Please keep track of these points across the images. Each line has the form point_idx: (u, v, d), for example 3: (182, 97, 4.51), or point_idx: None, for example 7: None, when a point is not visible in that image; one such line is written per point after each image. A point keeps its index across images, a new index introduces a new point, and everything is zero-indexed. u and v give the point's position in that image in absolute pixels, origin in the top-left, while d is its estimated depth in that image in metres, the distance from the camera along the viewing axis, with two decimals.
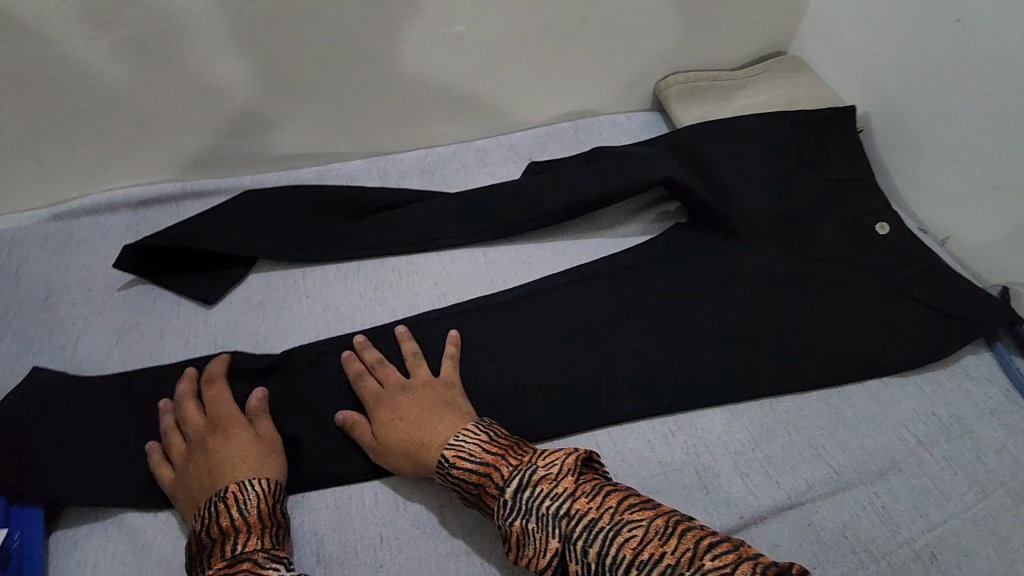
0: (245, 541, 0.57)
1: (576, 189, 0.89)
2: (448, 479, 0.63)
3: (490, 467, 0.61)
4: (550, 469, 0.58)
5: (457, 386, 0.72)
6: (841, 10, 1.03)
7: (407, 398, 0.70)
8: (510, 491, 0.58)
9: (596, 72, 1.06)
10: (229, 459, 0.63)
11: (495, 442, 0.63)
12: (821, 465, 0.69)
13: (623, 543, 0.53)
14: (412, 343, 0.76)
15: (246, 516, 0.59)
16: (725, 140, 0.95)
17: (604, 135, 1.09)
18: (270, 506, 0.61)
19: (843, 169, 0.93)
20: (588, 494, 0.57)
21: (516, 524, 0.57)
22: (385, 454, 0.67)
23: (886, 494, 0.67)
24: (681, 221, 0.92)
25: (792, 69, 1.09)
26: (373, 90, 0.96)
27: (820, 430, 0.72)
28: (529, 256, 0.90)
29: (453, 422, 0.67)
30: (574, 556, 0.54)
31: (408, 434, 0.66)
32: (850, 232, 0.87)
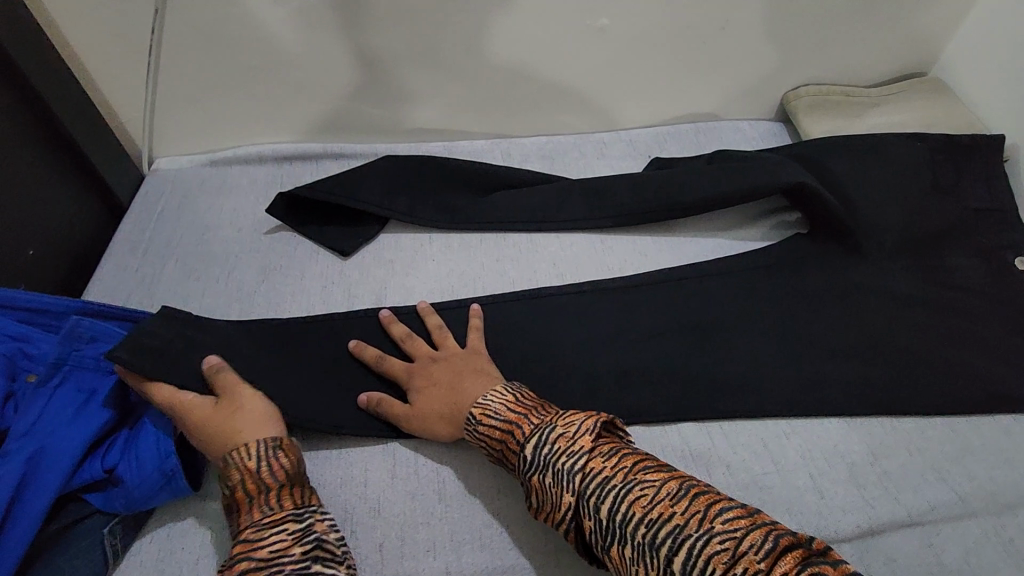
0: (240, 520, 0.56)
1: (701, 186, 0.90)
2: (475, 435, 0.65)
3: (512, 425, 0.62)
4: (568, 428, 0.58)
5: (484, 354, 0.74)
6: (995, 36, 0.99)
7: (438, 365, 0.72)
8: (530, 447, 0.59)
9: (726, 76, 1.06)
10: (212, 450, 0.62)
11: (520, 402, 0.64)
12: (945, 489, 0.67)
13: (633, 501, 0.52)
14: (434, 317, 0.78)
15: (235, 495, 0.58)
16: (858, 157, 0.94)
17: (724, 140, 1.09)
18: (252, 475, 0.58)
19: (982, 198, 0.90)
20: (603, 453, 0.56)
21: (534, 479, 0.58)
22: (420, 418, 0.69)
23: (1016, 528, 0.64)
24: (802, 230, 0.91)
25: (932, 91, 1.06)
26: (510, 73, 1.01)
27: (944, 455, 0.70)
28: (646, 248, 0.91)
29: (484, 384, 0.69)
30: (588, 511, 0.54)
31: (439, 401, 0.69)
32: (985, 263, 0.84)
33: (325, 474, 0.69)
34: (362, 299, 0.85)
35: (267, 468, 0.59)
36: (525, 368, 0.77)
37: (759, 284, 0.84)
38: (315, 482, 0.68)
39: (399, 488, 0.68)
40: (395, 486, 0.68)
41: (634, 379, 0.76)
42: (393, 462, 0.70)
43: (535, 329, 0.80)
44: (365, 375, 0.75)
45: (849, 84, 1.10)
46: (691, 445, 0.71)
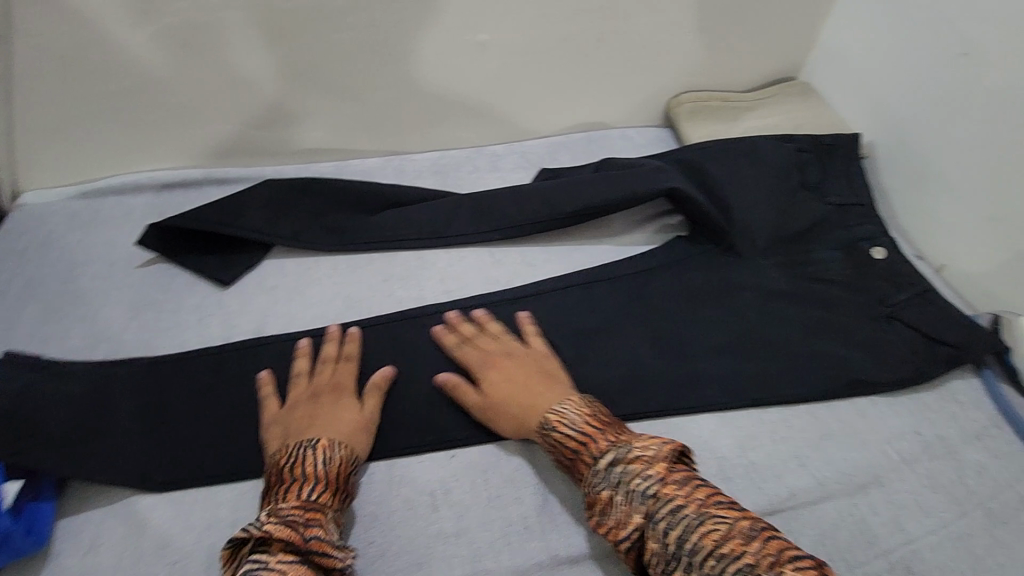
0: (319, 493, 0.63)
1: (583, 196, 0.92)
2: (547, 439, 0.69)
3: (589, 437, 0.66)
4: (645, 452, 0.63)
5: (555, 357, 0.78)
6: (850, 39, 1.05)
7: (511, 363, 0.76)
8: (605, 463, 0.63)
9: (611, 87, 1.09)
10: (323, 418, 0.69)
11: (596, 417, 0.69)
12: (805, 475, 0.70)
13: (704, 533, 0.57)
14: (496, 323, 0.81)
15: (326, 471, 0.64)
16: (730, 161, 0.99)
17: (614, 147, 1.12)
18: (346, 470, 0.66)
19: (843, 194, 0.96)
20: (678, 482, 0.61)
21: (604, 493, 0.63)
22: (493, 413, 0.73)
23: (867, 506, 0.68)
24: (681, 233, 0.94)
25: (801, 93, 1.12)
26: (395, 91, 1.00)
27: (806, 441, 0.73)
28: (534, 258, 0.92)
29: (557, 393, 0.72)
30: (654, 533, 0.59)
31: (516, 396, 0.72)
32: (846, 255, 0.90)
33: (185, 521, 0.66)
34: (241, 329, 0.82)
35: (352, 472, 0.67)
36: (410, 390, 0.77)
37: (641, 289, 0.86)
38: (181, 526, 0.65)
39: None
40: None
41: None
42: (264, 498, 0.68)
43: (419, 350, 0.80)
44: (242, 408, 0.73)
45: (729, 90, 1.15)
46: None
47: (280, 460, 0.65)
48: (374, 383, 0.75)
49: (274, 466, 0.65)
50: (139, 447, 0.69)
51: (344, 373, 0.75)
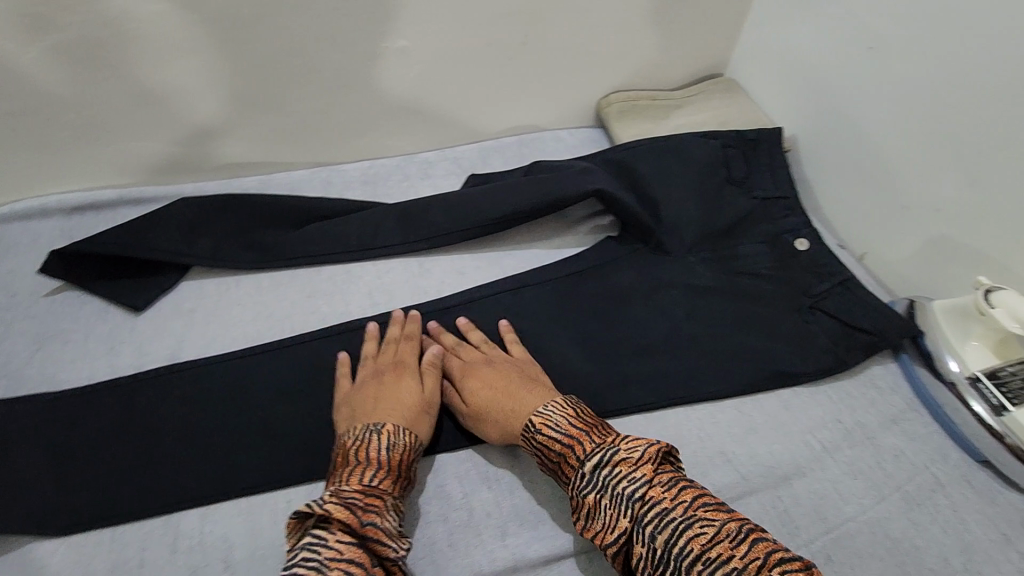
0: (381, 478, 0.62)
1: (510, 201, 0.91)
2: (534, 443, 0.67)
3: (575, 439, 0.64)
4: (630, 453, 0.60)
5: (534, 363, 0.77)
6: (770, 35, 1.07)
7: (491, 369, 0.74)
8: (589, 465, 0.61)
9: (540, 90, 1.09)
10: (387, 402, 0.70)
11: (581, 419, 0.66)
12: (729, 471, 0.71)
13: (693, 536, 0.53)
14: (478, 332, 0.80)
15: (389, 456, 0.64)
16: (658, 159, 0.99)
17: (546, 149, 1.11)
18: (405, 458, 0.66)
19: (768, 187, 0.98)
20: (664, 484, 0.58)
21: (589, 497, 0.60)
22: (478, 419, 0.72)
23: (790, 497, 0.68)
24: (611, 234, 0.95)
25: (727, 90, 1.13)
26: (317, 100, 0.97)
27: (731, 437, 0.74)
28: (464, 266, 0.91)
29: (541, 395, 0.71)
30: (642, 537, 0.56)
31: (498, 401, 0.71)
32: (771, 248, 0.91)
33: (90, 566, 0.63)
34: (155, 357, 0.78)
35: (411, 461, 0.66)
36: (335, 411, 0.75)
37: (571, 293, 0.86)
38: (82, 572, 0.62)
39: (179, 565, 0.63)
40: (176, 561, 0.64)
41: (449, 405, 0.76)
42: (172, 536, 0.65)
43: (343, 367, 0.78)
44: (154, 443, 0.70)
45: (658, 88, 1.16)
46: (496, 463, 0.73)
47: (347, 442, 0.65)
48: (426, 364, 0.75)
49: (341, 447, 0.65)
50: (41, 492, 0.66)
51: (405, 358, 0.76)
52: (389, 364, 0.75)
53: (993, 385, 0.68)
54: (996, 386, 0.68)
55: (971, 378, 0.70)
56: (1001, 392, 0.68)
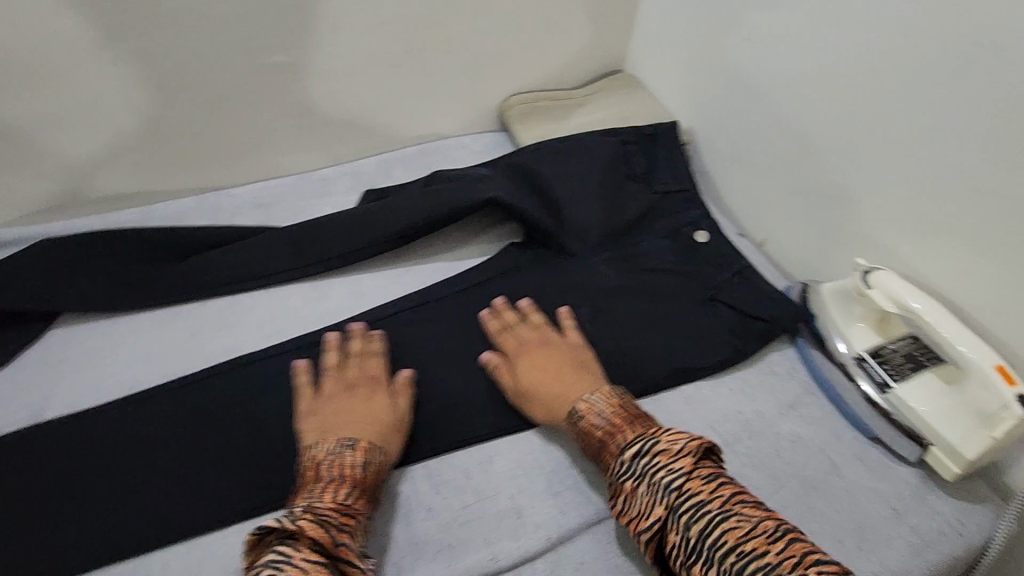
0: (353, 497, 0.62)
1: (405, 215, 0.88)
2: (576, 427, 0.70)
3: (617, 428, 0.67)
4: (671, 446, 0.62)
5: (587, 348, 0.78)
6: (660, 29, 1.08)
7: (544, 351, 0.77)
8: (629, 454, 0.63)
9: (437, 98, 1.06)
10: (365, 417, 0.70)
11: (625, 409, 0.69)
12: None
13: (728, 529, 0.55)
14: (539, 315, 0.81)
15: (364, 475, 0.64)
16: (558, 160, 0.98)
17: (450, 157, 1.08)
18: (376, 477, 0.66)
19: (669, 182, 0.98)
20: (703, 477, 0.59)
21: (628, 484, 0.62)
22: (525, 398, 0.74)
23: None
24: (515, 240, 0.93)
25: (627, 85, 1.13)
26: (196, 122, 0.92)
27: None
28: (362, 287, 0.87)
29: (588, 383, 0.73)
30: (676, 526, 0.57)
31: (546, 385, 0.73)
32: (673, 242, 0.91)
33: None
34: (17, 416, 0.72)
35: (381, 479, 0.67)
36: (223, 456, 0.70)
37: (474, 307, 0.84)
38: None
39: None
40: None
41: None
42: None
43: (229, 407, 0.73)
44: (14, 511, 0.65)
45: (560, 88, 1.15)
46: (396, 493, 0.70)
47: (320, 457, 0.65)
48: (399, 383, 0.74)
49: (313, 462, 0.65)
50: None
51: (375, 371, 0.75)
52: (363, 377, 0.74)
53: (877, 363, 0.70)
54: (880, 363, 0.70)
55: (858, 358, 0.72)
56: (885, 369, 0.70)
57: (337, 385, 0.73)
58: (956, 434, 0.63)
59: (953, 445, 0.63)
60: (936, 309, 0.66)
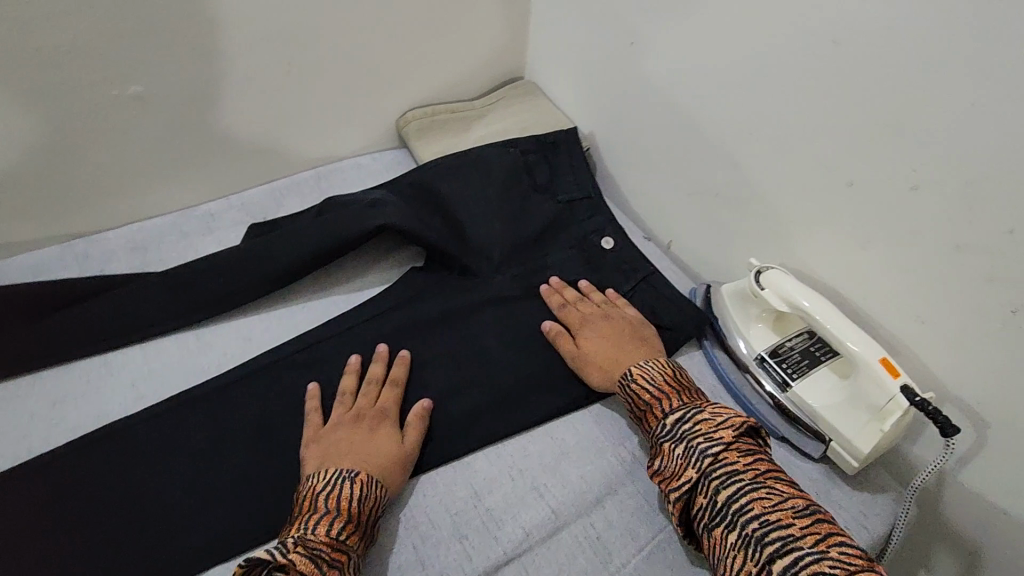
0: (346, 532, 0.58)
1: (293, 250, 0.83)
2: (625, 391, 0.70)
3: (665, 395, 0.67)
4: (715, 416, 0.63)
5: (646, 322, 0.79)
6: (550, 34, 1.05)
7: (607, 323, 0.78)
8: (672, 419, 0.64)
9: (326, 119, 1.00)
10: (364, 447, 0.66)
11: (676, 380, 0.69)
12: (542, 507, 0.66)
13: (756, 499, 0.56)
14: (599, 293, 0.83)
15: (359, 510, 0.59)
16: (458, 175, 0.93)
17: (347, 180, 1.03)
18: (372, 512, 0.61)
19: (572, 189, 0.96)
20: (741, 450, 0.61)
21: (666, 445, 0.63)
22: (583, 363, 0.75)
23: (602, 522, 0.66)
24: (416, 264, 0.89)
25: (526, 93, 1.11)
26: (43, 166, 0.82)
27: (542, 466, 0.70)
28: (252, 330, 0.81)
29: (645, 352, 0.74)
30: (705, 491, 0.59)
31: (608, 349, 0.75)
32: (578, 252, 0.90)
33: None
34: None
35: (376, 515, 0.62)
36: (88, 539, 0.63)
37: (369, 342, 0.79)
38: None
39: None
40: None
41: (231, 500, 0.67)
42: None
43: (99, 483, 0.67)
44: None
45: (458, 99, 1.11)
46: None
47: (315, 486, 0.61)
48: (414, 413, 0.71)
49: (309, 490, 0.61)
50: None
51: (387, 399, 0.72)
52: (372, 405, 0.71)
53: (776, 362, 0.70)
54: (778, 363, 0.70)
55: (758, 359, 0.72)
56: (783, 368, 0.70)
57: (348, 412, 0.70)
58: (851, 430, 0.64)
59: (850, 440, 0.64)
60: (823, 307, 0.66)
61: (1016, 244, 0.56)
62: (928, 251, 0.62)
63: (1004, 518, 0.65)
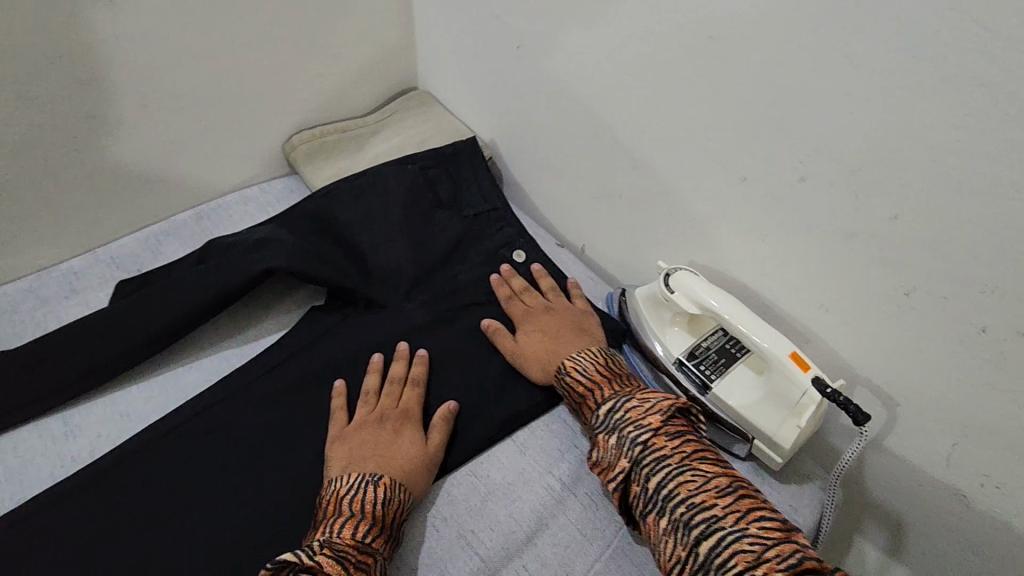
0: (372, 534, 0.57)
1: (169, 307, 0.74)
2: (562, 382, 0.70)
3: (597, 385, 0.67)
4: (642, 403, 0.63)
5: (591, 314, 0.78)
6: (437, 40, 0.99)
7: (546, 315, 0.78)
8: (604, 409, 0.64)
9: (200, 151, 0.90)
10: (387, 448, 0.65)
11: (608, 368, 0.69)
12: (469, 556, 0.62)
13: (683, 482, 0.57)
14: (550, 282, 0.83)
15: (384, 512, 0.59)
16: (352, 201, 0.87)
17: (233, 216, 0.94)
18: (395, 516, 0.60)
19: (477, 202, 0.91)
20: (668, 434, 0.60)
21: (599, 437, 0.63)
22: (521, 357, 0.75)
23: (534, 561, 0.62)
24: (316, 303, 0.82)
25: (420, 103, 1.05)
26: None
27: (467, 510, 0.66)
28: (130, 403, 0.72)
29: (583, 343, 0.74)
30: (638, 478, 0.59)
31: (543, 342, 0.75)
32: (489, 270, 0.86)
33: None
34: None
35: (400, 519, 0.61)
36: None
37: (269, 397, 0.72)
38: None
39: None
40: None
41: None
42: None
43: None
44: None
45: (348, 117, 1.04)
46: None
47: (339, 491, 0.60)
48: (439, 415, 0.70)
49: (332, 494, 0.60)
50: None
51: (407, 400, 0.71)
52: (395, 408, 0.70)
53: (694, 365, 0.69)
54: (696, 365, 0.69)
55: (676, 362, 0.70)
56: (702, 369, 0.68)
57: (369, 409, 0.69)
58: (771, 426, 0.64)
59: (771, 436, 0.64)
60: (732, 306, 0.65)
61: (900, 227, 0.56)
62: (823, 239, 0.62)
63: (919, 488, 0.68)
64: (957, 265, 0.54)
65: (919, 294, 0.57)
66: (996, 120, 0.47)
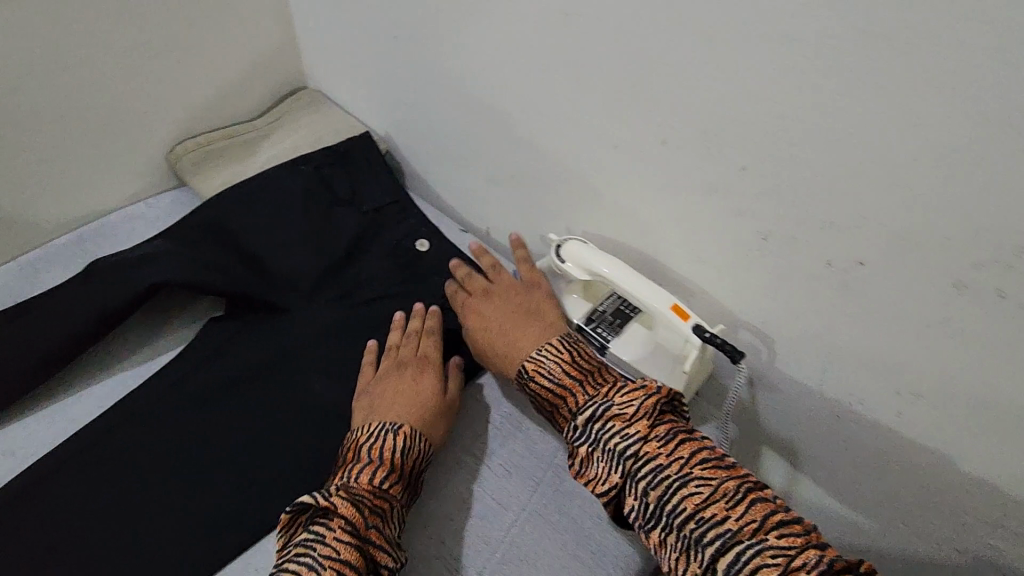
0: (390, 482, 0.60)
1: (47, 336, 0.70)
2: (527, 388, 0.66)
3: (568, 389, 0.63)
4: (625, 409, 0.57)
5: (540, 288, 0.74)
6: (317, 36, 0.97)
7: (490, 309, 0.73)
8: (584, 418, 0.59)
9: (70, 171, 0.86)
10: (406, 397, 0.67)
11: (575, 364, 0.64)
12: None
13: (688, 495, 0.52)
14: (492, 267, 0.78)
15: (402, 462, 0.61)
16: (243, 207, 0.85)
17: (118, 234, 0.89)
18: (411, 466, 0.62)
19: (377, 196, 0.91)
20: (660, 439, 0.55)
21: (582, 450, 0.58)
22: (481, 356, 0.72)
23: (449, 533, 0.64)
24: (215, 314, 0.80)
25: (311, 101, 1.03)
26: None
27: None
28: (15, 441, 0.68)
29: (535, 336, 0.69)
30: (634, 493, 0.54)
31: (494, 341, 0.70)
32: (393, 261, 0.86)
33: None
34: None
35: (419, 466, 0.63)
36: None
37: (169, 415, 0.70)
38: None
39: None
40: None
41: None
42: None
43: None
44: None
45: (236, 121, 1.01)
46: None
47: (361, 439, 0.63)
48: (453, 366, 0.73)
49: (354, 444, 0.63)
50: None
51: (426, 349, 0.73)
52: (415, 356, 0.72)
53: (592, 328, 0.72)
54: (594, 328, 0.72)
55: (576, 327, 0.73)
56: (599, 332, 0.72)
57: (394, 361, 0.72)
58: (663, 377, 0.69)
59: None
60: (619, 269, 0.69)
61: (748, 177, 0.61)
62: (692, 197, 0.66)
63: (802, 415, 0.75)
64: (800, 208, 0.59)
65: (775, 237, 0.62)
66: (804, 71, 0.52)
